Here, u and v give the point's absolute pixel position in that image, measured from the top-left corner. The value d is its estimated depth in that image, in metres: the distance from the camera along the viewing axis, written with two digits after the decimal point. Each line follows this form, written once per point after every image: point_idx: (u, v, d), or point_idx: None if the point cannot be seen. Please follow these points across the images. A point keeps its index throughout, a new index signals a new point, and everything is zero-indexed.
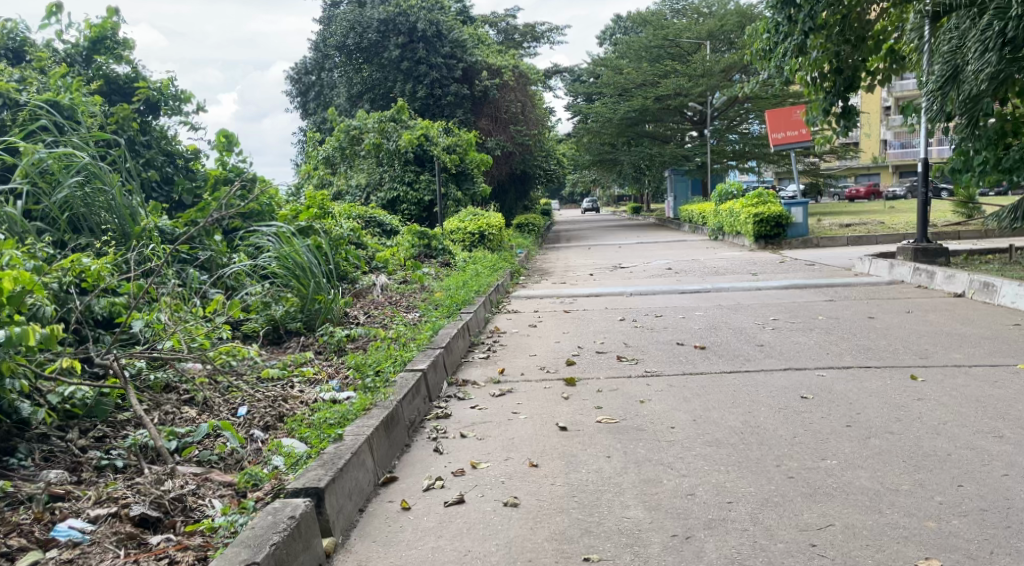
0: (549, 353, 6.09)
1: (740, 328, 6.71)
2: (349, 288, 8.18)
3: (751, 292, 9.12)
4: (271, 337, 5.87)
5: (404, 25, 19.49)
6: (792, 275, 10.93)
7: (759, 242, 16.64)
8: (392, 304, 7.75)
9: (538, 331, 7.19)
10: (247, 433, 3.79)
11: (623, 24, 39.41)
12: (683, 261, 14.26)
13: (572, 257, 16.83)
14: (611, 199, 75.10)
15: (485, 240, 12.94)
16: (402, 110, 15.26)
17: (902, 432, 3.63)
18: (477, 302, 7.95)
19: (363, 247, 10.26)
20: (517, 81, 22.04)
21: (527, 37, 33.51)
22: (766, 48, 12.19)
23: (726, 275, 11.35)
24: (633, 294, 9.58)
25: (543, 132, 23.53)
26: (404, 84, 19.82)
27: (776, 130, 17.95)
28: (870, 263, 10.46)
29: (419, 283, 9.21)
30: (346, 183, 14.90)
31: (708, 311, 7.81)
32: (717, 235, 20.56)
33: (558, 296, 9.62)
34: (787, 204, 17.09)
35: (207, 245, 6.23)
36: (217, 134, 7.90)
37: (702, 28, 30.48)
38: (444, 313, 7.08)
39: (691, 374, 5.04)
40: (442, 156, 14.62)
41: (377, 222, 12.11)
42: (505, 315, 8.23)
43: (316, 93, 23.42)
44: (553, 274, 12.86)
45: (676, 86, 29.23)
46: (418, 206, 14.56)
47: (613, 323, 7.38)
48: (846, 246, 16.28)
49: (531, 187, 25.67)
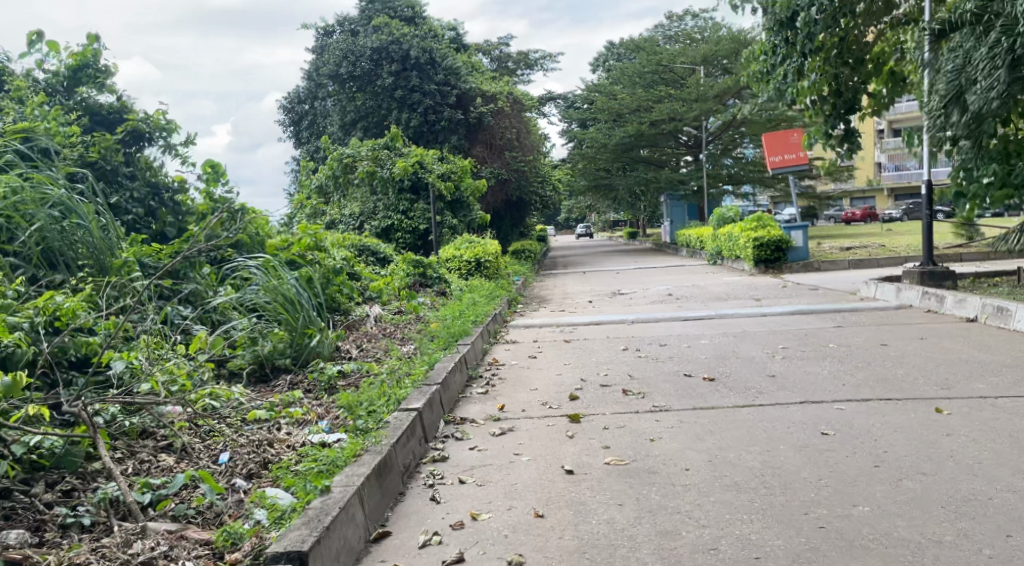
0: (551, 387, 5.81)
1: (749, 357, 6.45)
2: (342, 320, 7.92)
3: (756, 318, 8.87)
4: (259, 375, 5.59)
5: (397, 53, 19.44)
6: (796, 300, 10.70)
7: (759, 266, 16.43)
8: (387, 336, 7.48)
9: (538, 363, 6.92)
10: (228, 484, 3.52)
11: (615, 51, 39.57)
12: (683, 287, 14.02)
13: (570, 283, 16.60)
14: (606, 224, 75.12)
15: (482, 268, 12.70)
16: (395, 137, 15.11)
17: (937, 473, 3.37)
18: (474, 333, 7.68)
19: (357, 278, 10.00)
20: (512, 107, 21.93)
21: (521, 64, 33.57)
22: (764, 71, 12.02)
23: (728, 301, 11.12)
24: (635, 321, 9.32)
25: (538, 158, 23.43)
26: (398, 112, 19.70)
27: (774, 153, 17.82)
28: (876, 287, 10.24)
29: (414, 314, 8.95)
30: (339, 212, 14.69)
31: (713, 340, 7.56)
32: (715, 259, 20.37)
33: (557, 325, 9.35)
34: (786, 228, 16.92)
35: (192, 279, 5.98)
36: (204, 164, 7.65)
37: (696, 53, 30.57)
38: (440, 345, 6.80)
39: (702, 409, 4.78)
40: (437, 184, 14.43)
41: (370, 250, 11.88)
42: (503, 346, 7.96)
43: (308, 122, 23.28)
44: (551, 301, 12.61)
45: (671, 111, 29.22)
46: (413, 234, 14.36)
47: (616, 353, 7.12)
48: (847, 269, 16.08)
49: (526, 213, 25.51)
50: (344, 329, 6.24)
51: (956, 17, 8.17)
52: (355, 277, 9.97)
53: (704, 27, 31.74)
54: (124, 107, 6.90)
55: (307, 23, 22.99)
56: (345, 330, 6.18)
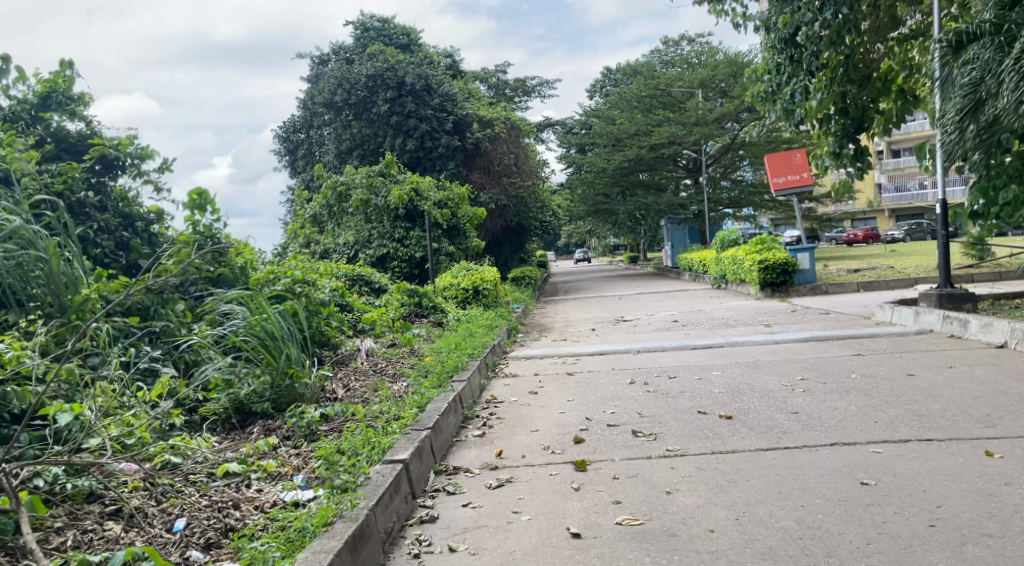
0: (554, 427, 5.33)
1: (767, 391, 5.99)
2: (330, 356, 7.45)
3: (769, 346, 8.41)
4: (234, 421, 5.15)
5: (392, 80, 19.15)
6: (809, 326, 10.24)
7: (766, 290, 15.98)
8: (378, 373, 7.00)
9: (539, 399, 6.43)
10: (180, 558, 3.13)
11: (612, 77, 39.41)
12: (689, 313, 13.57)
13: (571, 310, 16.14)
14: (606, 250, 74.71)
15: (480, 296, 12.24)
16: (391, 164, 14.72)
17: (1004, 535, 2.94)
18: (471, 367, 7.21)
19: (349, 309, 9.53)
20: (510, 132, 21.60)
21: (518, 91, 33.38)
22: (768, 91, 11.60)
23: (736, 328, 10.67)
24: (641, 351, 8.85)
25: (537, 183, 23.07)
26: (393, 139, 19.31)
27: (777, 175, 17.44)
28: (893, 312, 9.77)
29: (408, 347, 8.47)
30: (333, 241, 14.28)
31: (725, 371, 7.10)
32: (719, 283, 19.92)
33: (559, 356, 8.88)
34: (793, 250, 16.48)
35: (165, 315, 5.54)
36: (190, 191, 7.12)
37: (694, 77, 30.35)
38: (433, 382, 6.33)
39: (722, 452, 4.32)
40: (433, 211, 14.02)
41: (364, 280, 11.45)
42: (502, 380, 7.49)
43: (303, 151, 22.94)
44: (552, 330, 12.14)
45: (670, 134, 28.93)
46: (409, 263, 13.94)
47: (622, 387, 6.65)
48: (856, 292, 15.63)
49: (525, 239, 25.09)
50: (331, 367, 5.79)
51: (975, 26, 7.68)
52: (347, 309, 9.52)
53: (702, 51, 31.56)
54: (96, 135, 6.50)
55: (302, 52, 22.75)
56: (330, 368, 5.72)
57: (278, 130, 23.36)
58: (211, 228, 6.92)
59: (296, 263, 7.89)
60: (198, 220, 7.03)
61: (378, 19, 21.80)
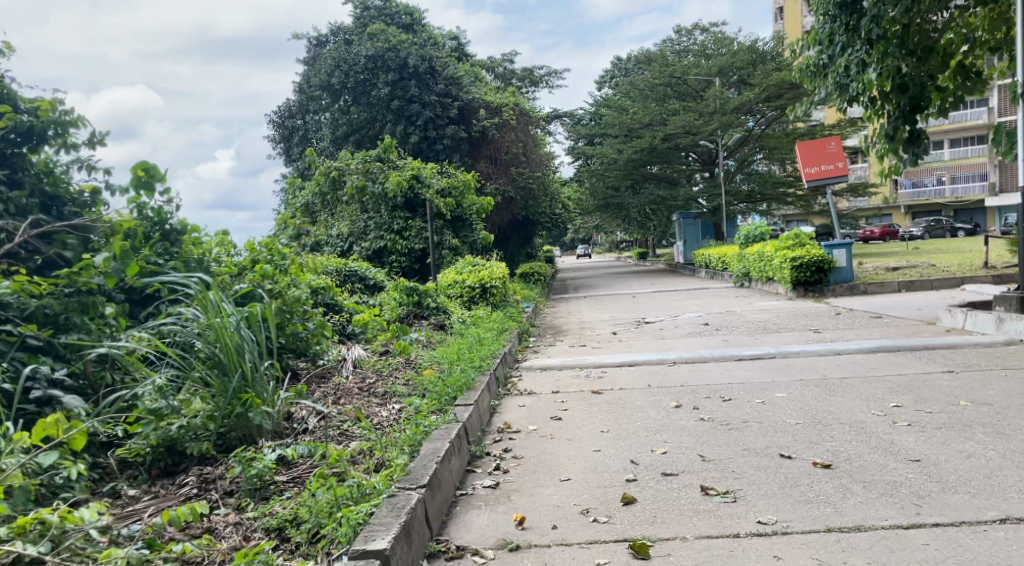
0: (590, 474, 4.03)
1: (858, 422, 4.73)
2: (306, 368, 6.17)
3: (832, 359, 7.13)
4: (165, 466, 3.86)
5: (393, 60, 17.83)
6: (865, 332, 8.95)
7: (799, 289, 14.73)
8: (366, 392, 5.68)
9: (564, 429, 5.12)
10: None
11: (623, 66, 37.98)
12: (719, 314, 12.28)
13: (586, 310, 14.83)
14: (612, 246, 73.41)
15: (488, 294, 10.92)
16: (389, 148, 13.34)
17: None
18: (479, 383, 5.91)
19: (336, 307, 8.32)
20: (518, 119, 20.25)
21: (526, 81, 32.09)
22: (820, 63, 10.20)
23: (781, 333, 9.38)
24: (678, 361, 7.56)
25: (546, 174, 21.76)
26: (394, 125, 18.00)
27: (810, 164, 16.06)
28: (967, 317, 8.48)
29: (403, 358, 7.13)
30: (326, 232, 13.04)
31: (793, 391, 5.81)
32: (742, 281, 18.62)
33: (581, 367, 7.58)
34: (828, 246, 15.11)
35: (81, 325, 4.21)
36: (133, 166, 5.84)
37: (712, 65, 28.96)
38: (426, 409, 5.02)
39: (840, 528, 3.08)
40: (436, 200, 12.68)
41: (357, 275, 10.15)
42: (517, 400, 6.18)
43: (299, 138, 21.61)
44: (568, 333, 10.83)
45: (686, 124, 27.58)
46: (408, 257, 12.61)
47: (668, 412, 5.36)
48: (898, 292, 14.34)
49: (534, 233, 23.71)
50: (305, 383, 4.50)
51: None
52: (334, 307, 8.30)
53: (719, 39, 30.20)
54: (9, 98, 5.20)
55: (297, 32, 21.43)
56: (304, 387, 4.42)
57: (273, 116, 21.93)
58: (161, 212, 5.71)
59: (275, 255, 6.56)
60: (143, 202, 5.75)
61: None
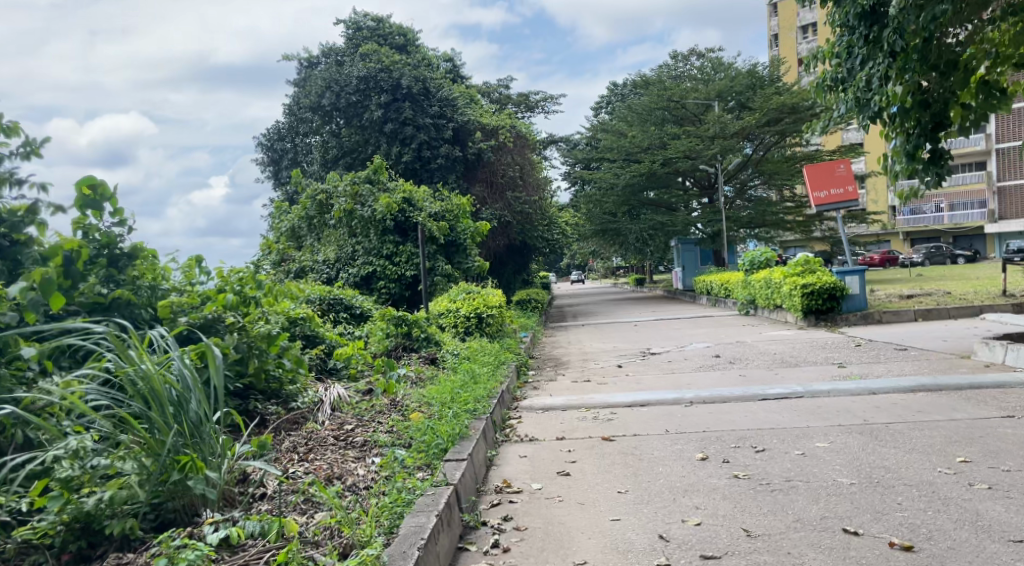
0: (611, 555, 3.29)
1: (926, 483, 4.00)
2: (276, 412, 5.39)
3: (870, 399, 6.40)
4: (78, 549, 3.09)
5: (386, 81, 17.20)
6: (895, 366, 8.25)
7: (810, 318, 14.07)
8: (343, 442, 4.89)
9: (573, 489, 4.35)
10: None
11: (620, 91, 37.49)
12: (729, 345, 11.56)
13: (587, 340, 14.07)
14: (608, 271, 72.65)
15: (483, 324, 10.16)
16: (379, 170, 12.64)
17: None
18: (475, 431, 5.14)
19: (317, 339, 7.56)
20: (515, 142, 19.64)
21: (521, 106, 31.53)
22: (837, 78, 9.29)
23: (802, 367, 8.67)
24: (696, 401, 6.82)
25: (543, 199, 21.09)
26: (386, 146, 17.30)
27: (819, 188, 15.42)
28: (1008, 351, 7.81)
29: (387, 398, 6.33)
30: (312, 258, 12.31)
31: (836, 440, 5.08)
32: (747, 309, 17.91)
33: (587, 407, 6.81)
34: (840, 273, 14.42)
35: None
36: (78, 182, 5.07)
37: (711, 88, 28.44)
38: (410, 468, 4.25)
39: None
40: (428, 224, 11.94)
41: (342, 303, 9.44)
42: (516, 449, 5.39)
43: (288, 162, 20.85)
44: (570, 366, 10.10)
45: (686, 148, 27.02)
46: (398, 283, 11.83)
47: (696, 467, 4.61)
48: (914, 320, 13.69)
49: (531, 259, 22.97)
50: (264, 437, 3.76)
51: None
52: (316, 341, 7.55)
53: (717, 64, 29.76)
54: None
55: (288, 53, 20.79)
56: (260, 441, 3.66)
57: (262, 138, 21.16)
58: (110, 236, 4.96)
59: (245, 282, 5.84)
60: (88, 224, 4.97)
61: (373, 18, 19.87)
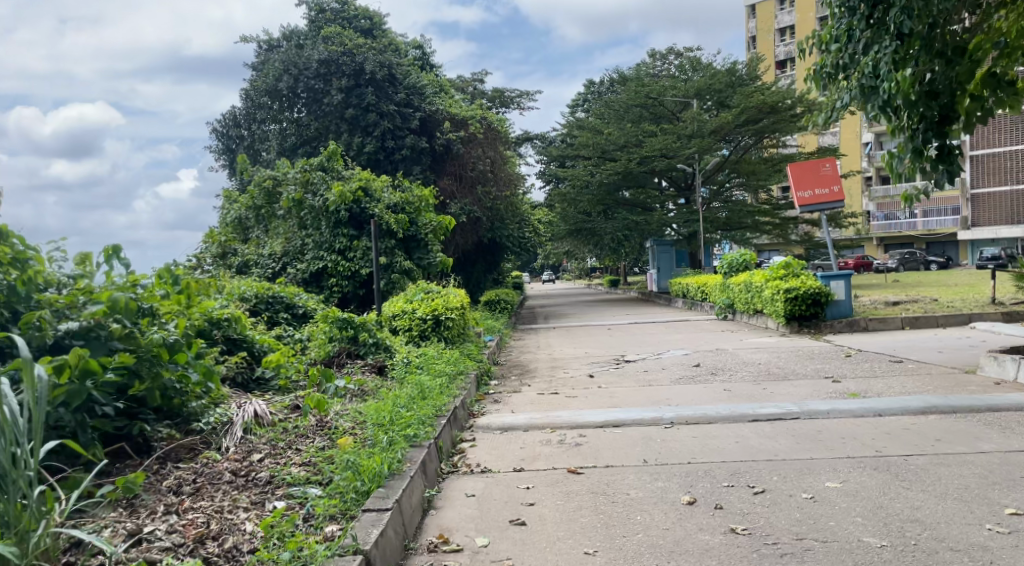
0: None
1: (977, 548, 3.16)
2: (166, 437, 4.42)
3: (877, 423, 5.55)
4: None
5: (348, 66, 16.15)
6: (896, 381, 7.44)
7: (792, 324, 13.30)
8: (243, 480, 3.96)
9: (527, 548, 3.44)
10: None
11: (597, 89, 36.61)
12: (709, 353, 10.71)
13: (556, 344, 13.15)
14: (581, 273, 71.75)
15: (442, 327, 9.16)
16: (335, 157, 11.65)
17: None
18: (410, 463, 4.18)
19: (241, 343, 6.62)
20: (485, 134, 18.67)
21: (495, 102, 30.55)
22: (837, 64, 8.24)
23: (791, 381, 7.82)
24: (677, 422, 5.90)
25: (515, 195, 20.11)
26: (349, 136, 16.24)
27: (802, 187, 14.66)
28: (1021, 368, 7.03)
29: (316, 417, 5.33)
30: (257, 252, 11.28)
31: (850, 477, 4.21)
32: (724, 313, 17.15)
33: (552, 428, 5.89)
34: (826, 277, 13.65)
35: None
36: None
37: (689, 86, 27.66)
38: (315, 526, 3.34)
39: None
40: (386, 216, 10.94)
41: (282, 302, 8.48)
42: (464, 484, 4.45)
43: (245, 150, 19.65)
44: (537, 375, 9.19)
45: (662, 146, 26.20)
46: (352, 281, 10.78)
47: (682, 516, 3.71)
48: (901, 329, 12.96)
49: (501, 258, 22.01)
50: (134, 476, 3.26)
51: None
52: (240, 346, 6.61)
53: (695, 62, 29.04)
54: None
55: (246, 35, 19.62)
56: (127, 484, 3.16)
57: (217, 125, 20.00)
58: None
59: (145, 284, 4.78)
60: None
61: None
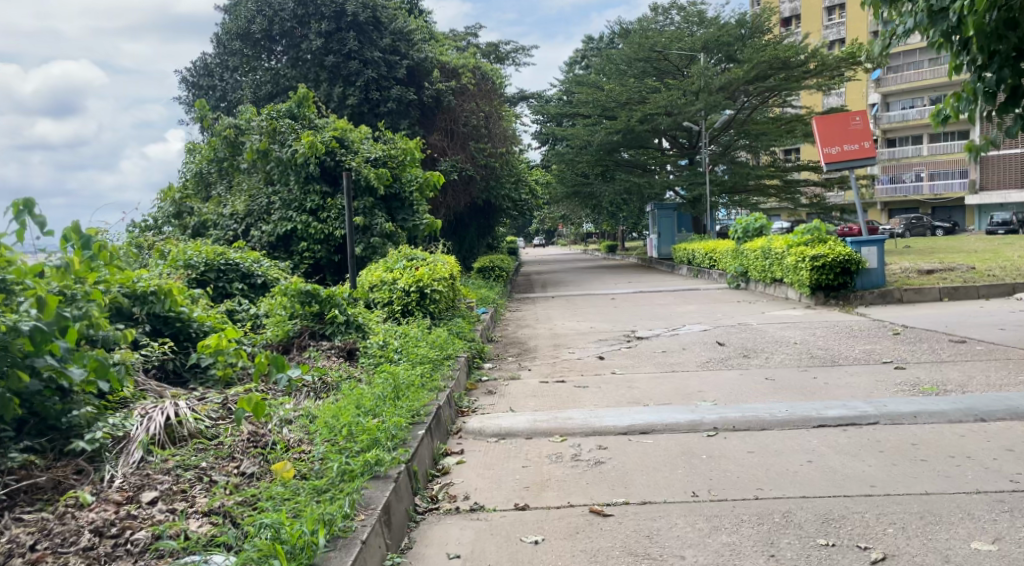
0: None
1: None
2: (20, 466, 3.10)
3: (987, 433, 4.27)
4: None
5: (328, 6, 14.52)
6: (974, 368, 6.14)
7: (818, 294, 12.01)
8: (109, 542, 2.65)
9: None
10: None
11: (595, 45, 34.81)
12: (733, 329, 9.39)
13: (556, 316, 11.82)
14: (577, 238, 70.19)
15: (428, 300, 7.80)
16: (305, 103, 10.20)
17: None
18: (365, 514, 2.86)
19: (171, 322, 5.24)
20: (478, 85, 17.15)
21: (490, 56, 28.82)
22: None
23: (845, 367, 6.52)
24: (724, 430, 4.57)
25: (511, 153, 18.62)
26: (329, 86, 14.69)
27: (829, 144, 13.25)
28: None
29: (253, 427, 3.98)
30: (217, 210, 9.90)
31: (1000, 531, 2.94)
32: (737, 281, 15.83)
33: (563, 436, 4.58)
34: (857, 243, 12.29)
35: None
36: None
37: (696, 38, 25.94)
38: None
39: None
40: (363, 170, 9.53)
41: (236, 270, 7.07)
42: (446, 534, 3.16)
43: (216, 101, 18.09)
44: (537, 355, 7.87)
45: (667, 103, 24.61)
46: (325, 245, 9.43)
47: None
48: (939, 300, 11.69)
49: (495, 221, 20.59)
50: None
51: None
52: (170, 326, 5.24)
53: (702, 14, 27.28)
54: None
55: None
56: None
57: (187, 74, 18.43)
58: None
59: (13, 247, 3.41)
60: None
61: None
